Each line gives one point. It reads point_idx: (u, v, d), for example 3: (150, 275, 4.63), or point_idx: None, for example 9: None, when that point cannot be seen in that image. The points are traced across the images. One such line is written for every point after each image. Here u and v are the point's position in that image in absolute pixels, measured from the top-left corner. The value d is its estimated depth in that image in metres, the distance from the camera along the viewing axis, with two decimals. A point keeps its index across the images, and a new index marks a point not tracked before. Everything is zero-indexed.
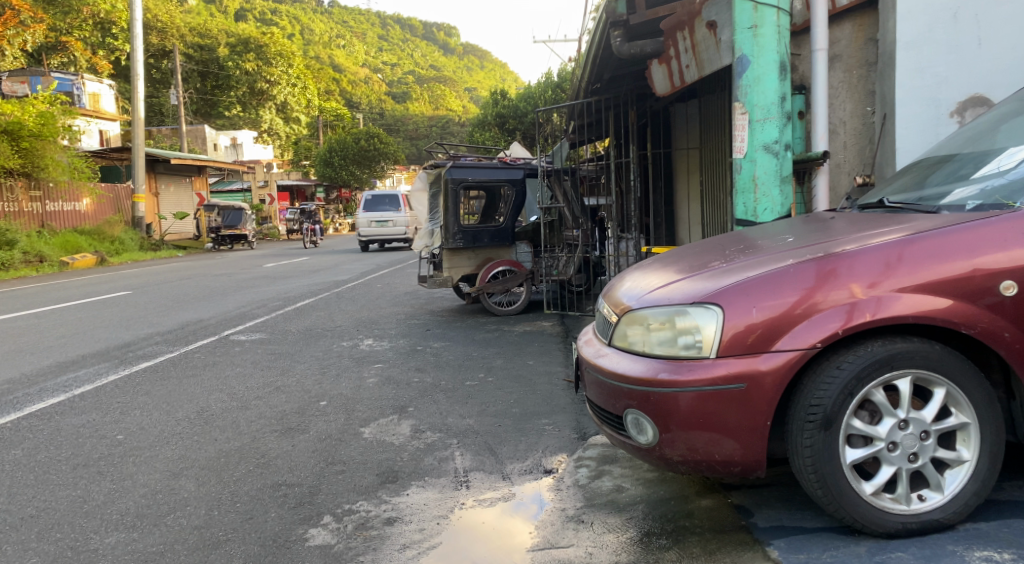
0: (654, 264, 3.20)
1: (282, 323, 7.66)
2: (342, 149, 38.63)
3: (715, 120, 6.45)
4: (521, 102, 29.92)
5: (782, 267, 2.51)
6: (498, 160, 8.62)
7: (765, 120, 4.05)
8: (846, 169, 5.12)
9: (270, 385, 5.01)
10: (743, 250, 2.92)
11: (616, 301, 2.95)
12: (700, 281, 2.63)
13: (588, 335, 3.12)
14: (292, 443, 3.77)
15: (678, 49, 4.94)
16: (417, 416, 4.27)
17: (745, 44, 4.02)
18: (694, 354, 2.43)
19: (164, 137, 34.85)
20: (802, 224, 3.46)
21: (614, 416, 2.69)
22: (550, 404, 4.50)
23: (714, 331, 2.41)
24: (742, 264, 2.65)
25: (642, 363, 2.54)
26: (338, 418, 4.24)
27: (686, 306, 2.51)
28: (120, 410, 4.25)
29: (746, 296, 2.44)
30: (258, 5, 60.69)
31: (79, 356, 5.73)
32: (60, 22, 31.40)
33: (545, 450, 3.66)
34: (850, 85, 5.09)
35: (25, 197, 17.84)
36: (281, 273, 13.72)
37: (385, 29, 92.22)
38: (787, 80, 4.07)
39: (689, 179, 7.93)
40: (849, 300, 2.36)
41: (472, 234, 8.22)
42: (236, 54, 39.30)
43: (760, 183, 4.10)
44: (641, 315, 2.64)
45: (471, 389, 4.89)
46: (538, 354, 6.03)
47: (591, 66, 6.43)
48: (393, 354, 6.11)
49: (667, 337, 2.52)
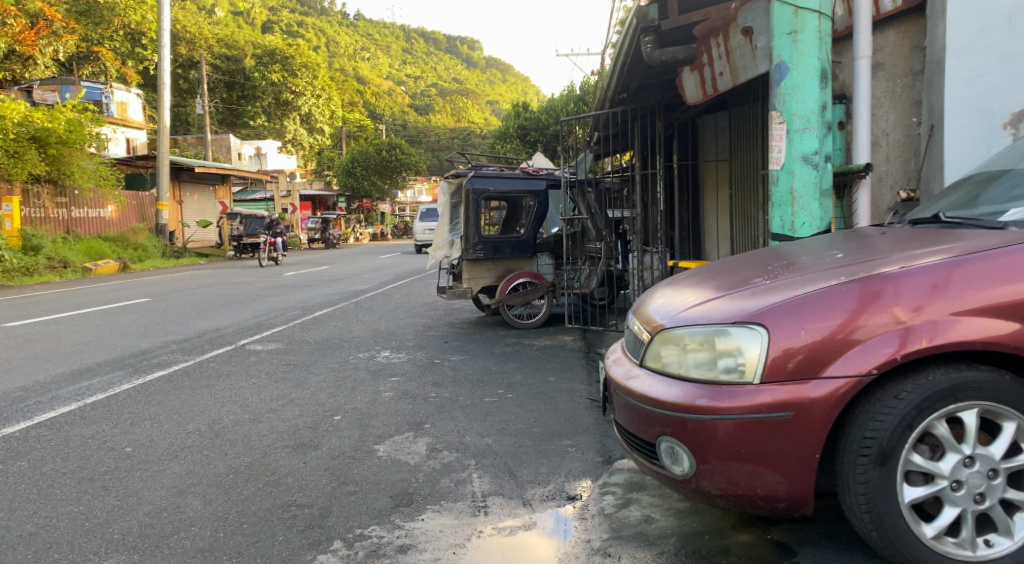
0: (686, 280, 3.01)
1: (300, 333, 7.58)
2: (364, 159, 39.00)
3: (746, 131, 6.23)
4: (543, 114, 29.88)
5: (823, 288, 2.31)
6: (520, 171, 8.49)
7: (804, 130, 3.85)
8: (888, 182, 4.90)
9: (284, 397, 4.90)
10: (786, 266, 2.71)
11: (647, 318, 2.76)
12: (740, 299, 2.44)
13: (616, 354, 2.94)
14: (303, 460, 3.62)
15: (712, 56, 4.78)
16: (433, 434, 4.10)
17: (784, 50, 3.84)
18: (736, 378, 2.24)
19: (190, 146, 35.51)
20: (847, 239, 3.24)
21: (646, 444, 2.49)
22: (573, 424, 4.31)
23: (758, 354, 2.21)
24: (782, 283, 2.46)
25: (677, 386, 2.34)
26: (353, 433, 4.09)
27: (726, 325, 2.32)
28: (130, 420, 4.15)
29: (789, 317, 2.24)
30: (284, 18, 61.76)
31: (93, 363, 5.67)
32: (92, 33, 32.19)
33: (567, 475, 3.47)
34: (894, 94, 4.86)
35: (51, 203, 18.19)
36: (300, 282, 13.71)
37: (409, 42, 93.11)
38: (828, 88, 3.87)
39: (717, 192, 7.71)
40: (901, 324, 2.15)
41: (493, 245, 8.09)
42: (262, 65, 39.93)
43: (798, 197, 3.89)
44: (676, 334, 2.45)
45: (490, 406, 4.72)
46: (560, 370, 5.83)
47: (619, 75, 6.27)
48: (410, 366, 5.97)
49: (705, 360, 2.33)
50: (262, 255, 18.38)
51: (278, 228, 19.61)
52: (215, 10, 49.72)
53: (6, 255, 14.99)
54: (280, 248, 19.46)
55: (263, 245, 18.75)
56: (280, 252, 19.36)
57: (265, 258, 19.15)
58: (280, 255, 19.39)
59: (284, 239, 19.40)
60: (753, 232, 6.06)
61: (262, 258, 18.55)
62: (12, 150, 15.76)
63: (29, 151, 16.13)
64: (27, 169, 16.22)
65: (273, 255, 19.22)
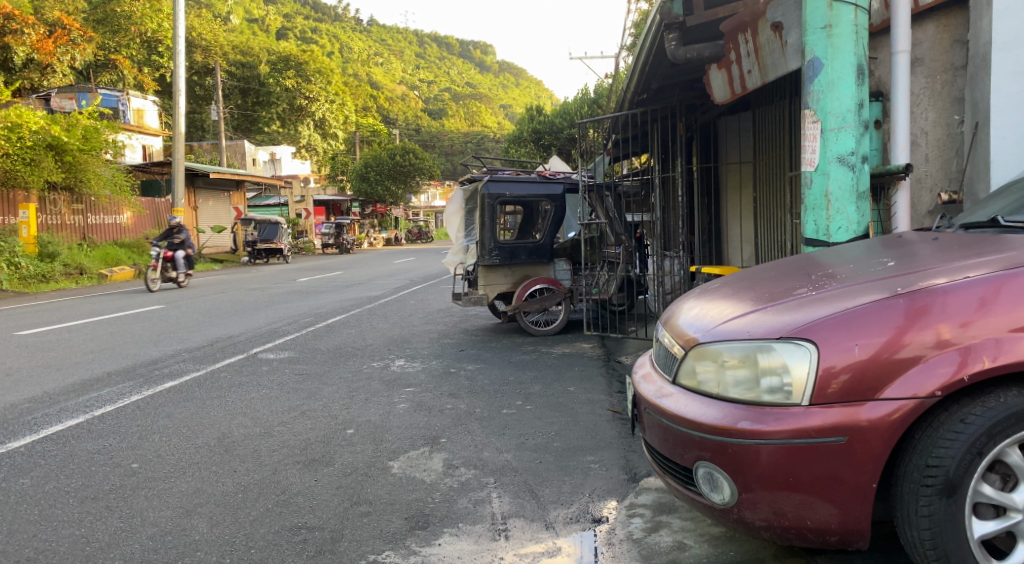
0: (719, 290, 2.82)
1: (313, 340, 7.47)
2: (378, 164, 39.13)
3: (771, 131, 6.02)
4: (556, 118, 29.77)
5: (869, 302, 2.11)
6: (537, 175, 8.38)
7: (839, 129, 3.63)
8: (928, 184, 4.67)
9: (296, 408, 4.77)
10: (828, 276, 2.52)
11: (678, 330, 2.57)
12: (782, 312, 2.25)
13: (645, 369, 2.76)
14: (314, 477, 3.47)
15: (739, 53, 4.58)
16: (449, 449, 3.94)
17: (818, 45, 3.63)
18: (780, 399, 2.05)
19: (205, 152, 35.82)
20: (892, 244, 3.04)
21: (682, 469, 2.30)
22: (595, 438, 4.12)
23: (805, 373, 2.02)
24: (825, 294, 2.26)
25: (715, 407, 2.16)
26: (366, 448, 3.94)
27: (769, 341, 2.13)
28: (139, 434, 4.04)
29: (835, 334, 2.05)
30: (298, 24, 62.14)
31: (103, 373, 5.58)
32: (109, 41, 33.03)
33: (591, 494, 3.29)
34: (933, 91, 4.63)
35: (67, 210, 18.40)
36: (313, 288, 13.66)
37: (422, 48, 93.68)
38: (864, 86, 3.65)
39: (740, 195, 7.48)
40: (958, 342, 1.94)
41: (510, 251, 7.93)
42: (277, 71, 40.28)
43: (833, 200, 3.68)
44: (713, 350, 2.26)
45: (508, 418, 4.55)
46: (579, 380, 5.64)
47: (640, 74, 6.10)
48: (425, 376, 5.81)
49: (745, 379, 2.14)
50: (151, 273, 13.10)
51: (179, 236, 14.20)
52: (230, 17, 50.24)
53: (23, 262, 15.07)
54: (183, 266, 14.11)
55: (154, 260, 13.41)
56: (183, 270, 14.03)
57: (161, 279, 13.82)
58: (181, 273, 14.02)
59: (187, 251, 14.02)
60: (780, 235, 5.85)
61: (150, 279, 13.21)
62: (29, 158, 15.80)
63: (46, 159, 16.15)
64: (44, 176, 16.30)
65: (169, 275, 13.81)
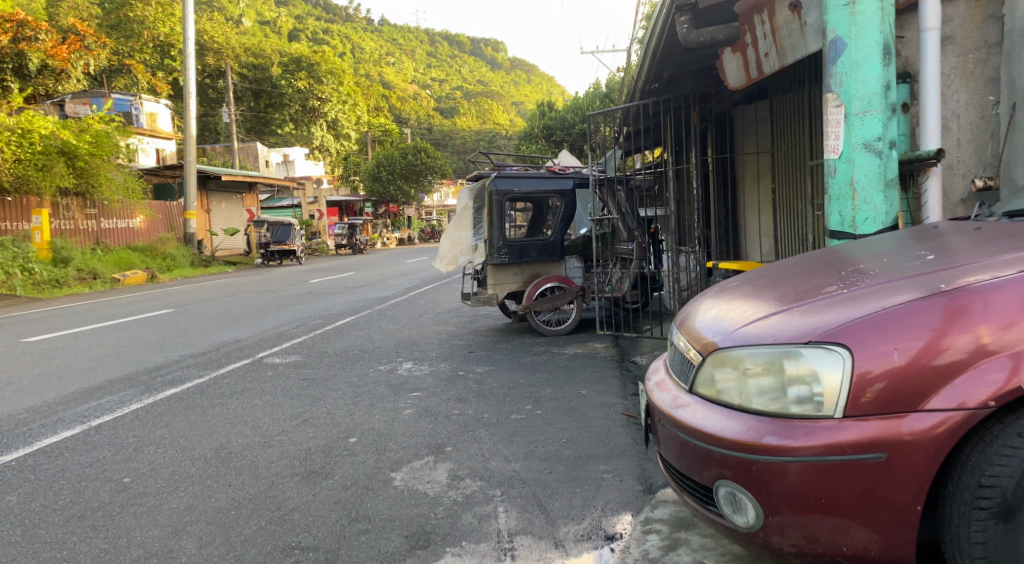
0: (739, 289, 2.59)
1: (320, 344, 7.34)
2: (390, 164, 39.11)
3: (790, 119, 5.74)
4: (568, 113, 29.44)
5: (906, 302, 1.88)
6: (546, 170, 8.16)
7: (864, 113, 3.36)
8: (960, 170, 4.37)
9: (298, 416, 4.63)
10: (858, 272, 2.29)
11: (695, 334, 2.35)
12: (808, 314, 2.02)
13: (659, 376, 2.55)
14: (313, 491, 3.31)
15: (755, 35, 4.33)
16: (455, 459, 3.75)
17: (840, 24, 3.38)
18: (810, 411, 1.83)
19: (219, 155, 35.99)
20: (927, 235, 2.80)
21: (700, 487, 2.09)
22: (608, 445, 3.91)
23: (838, 381, 1.81)
24: (858, 293, 2.04)
25: (737, 419, 1.95)
26: (368, 459, 3.77)
27: (796, 346, 1.91)
28: (134, 446, 3.93)
29: (870, 337, 1.83)
30: (310, 25, 62.49)
31: (106, 382, 5.50)
32: (123, 46, 33.71)
33: (604, 508, 3.08)
34: (965, 71, 4.33)
35: (81, 215, 18.50)
36: (325, 289, 13.58)
37: (434, 46, 93.60)
38: (891, 66, 3.39)
39: (758, 186, 7.20)
40: (1010, 346, 1.70)
41: (519, 248, 7.73)
42: (289, 73, 40.44)
43: (859, 188, 3.42)
44: (733, 355, 2.05)
45: (517, 424, 4.35)
46: (592, 382, 5.43)
47: (651, 63, 5.86)
48: (432, 380, 5.63)
49: (770, 388, 1.92)
50: None
51: None
52: (243, 20, 50.68)
53: (36, 268, 15.18)
54: None
55: None
56: None
57: None
58: None
59: None
60: (801, 229, 5.60)
61: None
62: (41, 164, 15.96)
63: (58, 164, 16.32)
64: (56, 182, 16.47)
65: None
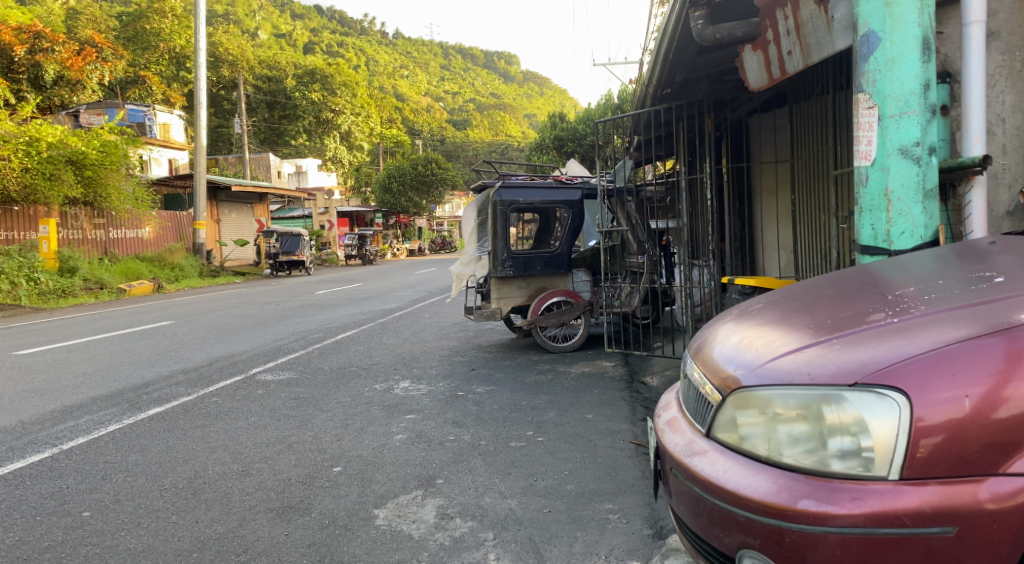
0: (765, 312, 2.22)
1: (316, 359, 7.06)
2: (401, 175, 39.05)
3: (813, 126, 5.37)
4: (580, 125, 29.13)
5: (972, 336, 1.52)
6: (554, 179, 7.86)
7: (900, 115, 3.02)
8: (1006, 179, 3.84)
9: (282, 441, 4.40)
10: (909, 295, 1.92)
11: (712, 365, 1.99)
12: (849, 346, 1.65)
13: (672, 413, 2.19)
14: (285, 531, 3.04)
15: (777, 31, 3.97)
16: (445, 494, 3.42)
17: (873, 16, 3.03)
18: (856, 470, 1.48)
19: (231, 165, 36.09)
20: (977, 254, 2.42)
21: (720, 555, 1.73)
22: (614, 480, 3.56)
23: (893, 434, 1.45)
24: (914, 321, 1.66)
25: (765, 476, 1.60)
26: (351, 492, 3.50)
27: (838, 388, 1.55)
28: (103, 474, 3.86)
29: (931, 379, 1.46)
30: (325, 39, 63.20)
31: (88, 399, 5.52)
32: (139, 58, 34.18)
33: (608, 557, 2.73)
34: (1013, 70, 3.81)
35: (89, 225, 18.63)
36: (330, 301, 13.34)
37: (448, 59, 93.95)
38: (931, 63, 3.04)
39: (777, 197, 6.83)
40: None
41: (524, 261, 7.42)
42: (303, 84, 40.78)
43: (894, 199, 3.07)
44: (760, 396, 1.69)
45: (516, 454, 4.00)
46: (600, 406, 5.07)
47: (662, 66, 5.53)
48: (429, 401, 5.31)
49: (806, 438, 1.57)
50: None
51: None
52: (258, 33, 51.33)
53: (41, 278, 15.10)
54: None
55: None
56: None
57: None
58: None
59: None
60: (825, 242, 5.23)
61: None
62: (49, 173, 15.96)
63: (65, 174, 16.31)
64: (63, 191, 16.49)
65: None
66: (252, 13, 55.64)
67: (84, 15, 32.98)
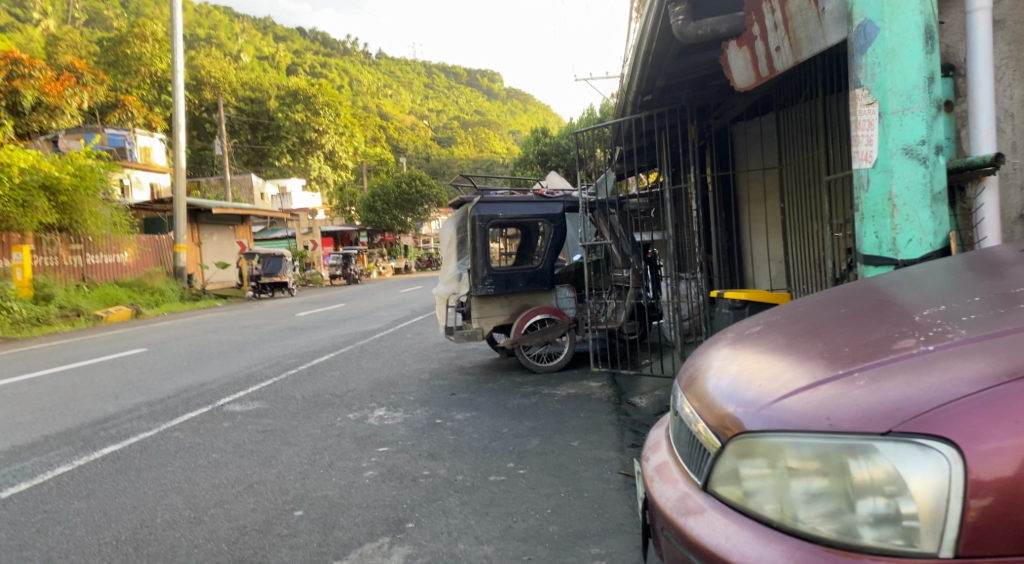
0: (766, 336, 1.93)
1: (289, 387, 6.69)
2: (385, 193, 38.63)
3: (802, 131, 5.15)
4: (563, 139, 29.10)
5: None
6: (534, 193, 7.62)
7: (902, 112, 2.79)
8: (1017, 180, 3.61)
9: (242, 482, 4.04)
10: (939, 317, 1.63)
11: (706, 401, 1.70)
12: (877, 385, 1.35)
13: (661, 458, 1.88)
14: None
15: (764, 26, 3.73)
16: (415, 541, 3.08)
17: (870, 4, 2.82)
18: (896, 544, 1.18)
19: (213, 188, 35.63)
20: (999, 264, 2.15)
21: None
22: (601, 519, 3.23)
23: (941, 495, 1.16)
24: (953, 350, 1.38)
25: (781, 547, 1.29)
26: (311, 541, 3.15)
27: (868, 438, 1.26)
28: (39, 527, 3.48)
29: (986, 425, 1.17)
30: (309, 61, 63.24)
31: (40, 438, 5.13)
32: (119, 83, 33.81)
33: None
34: (1018, 61, 3.60)
35: (65, 251, 18.08)
36: (311, 323, 12.91)
37: (431, 78, 94.27)
38: (935, 53, 2.81)
39: (766, 206, 6.63)
40: None
41: (505, 278, 7.12)
42: (286, 105, 40.55)
43: (899, 204, 2.82)
44: (767, 443, 1.40)
45: (495, 490, 3.67)
46: (586, 431, 4.76)
47: (642, 71, 5.30)
48: (405, 431, 4.97)
49: (827, 498, 1.28)
50: None
51: None
52: (242, 55, 51.15)
53: (14, 306, 14.58)
54: None
55: None
56: None
57: None
58: None
59: None
60: (818, 252, 4.98)
61: None
62: (21, 200, 15.53)
63: (39, 200, 15.87)
64: (37, 218, 16.01)
65: None
66: (234, 37, 55.50)
67: (64, 42, 32.73)
